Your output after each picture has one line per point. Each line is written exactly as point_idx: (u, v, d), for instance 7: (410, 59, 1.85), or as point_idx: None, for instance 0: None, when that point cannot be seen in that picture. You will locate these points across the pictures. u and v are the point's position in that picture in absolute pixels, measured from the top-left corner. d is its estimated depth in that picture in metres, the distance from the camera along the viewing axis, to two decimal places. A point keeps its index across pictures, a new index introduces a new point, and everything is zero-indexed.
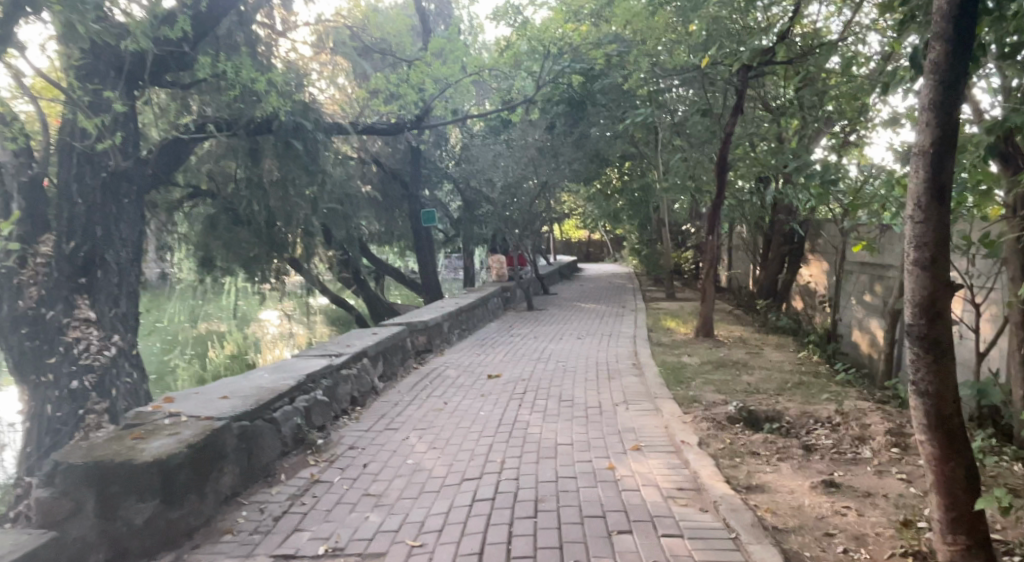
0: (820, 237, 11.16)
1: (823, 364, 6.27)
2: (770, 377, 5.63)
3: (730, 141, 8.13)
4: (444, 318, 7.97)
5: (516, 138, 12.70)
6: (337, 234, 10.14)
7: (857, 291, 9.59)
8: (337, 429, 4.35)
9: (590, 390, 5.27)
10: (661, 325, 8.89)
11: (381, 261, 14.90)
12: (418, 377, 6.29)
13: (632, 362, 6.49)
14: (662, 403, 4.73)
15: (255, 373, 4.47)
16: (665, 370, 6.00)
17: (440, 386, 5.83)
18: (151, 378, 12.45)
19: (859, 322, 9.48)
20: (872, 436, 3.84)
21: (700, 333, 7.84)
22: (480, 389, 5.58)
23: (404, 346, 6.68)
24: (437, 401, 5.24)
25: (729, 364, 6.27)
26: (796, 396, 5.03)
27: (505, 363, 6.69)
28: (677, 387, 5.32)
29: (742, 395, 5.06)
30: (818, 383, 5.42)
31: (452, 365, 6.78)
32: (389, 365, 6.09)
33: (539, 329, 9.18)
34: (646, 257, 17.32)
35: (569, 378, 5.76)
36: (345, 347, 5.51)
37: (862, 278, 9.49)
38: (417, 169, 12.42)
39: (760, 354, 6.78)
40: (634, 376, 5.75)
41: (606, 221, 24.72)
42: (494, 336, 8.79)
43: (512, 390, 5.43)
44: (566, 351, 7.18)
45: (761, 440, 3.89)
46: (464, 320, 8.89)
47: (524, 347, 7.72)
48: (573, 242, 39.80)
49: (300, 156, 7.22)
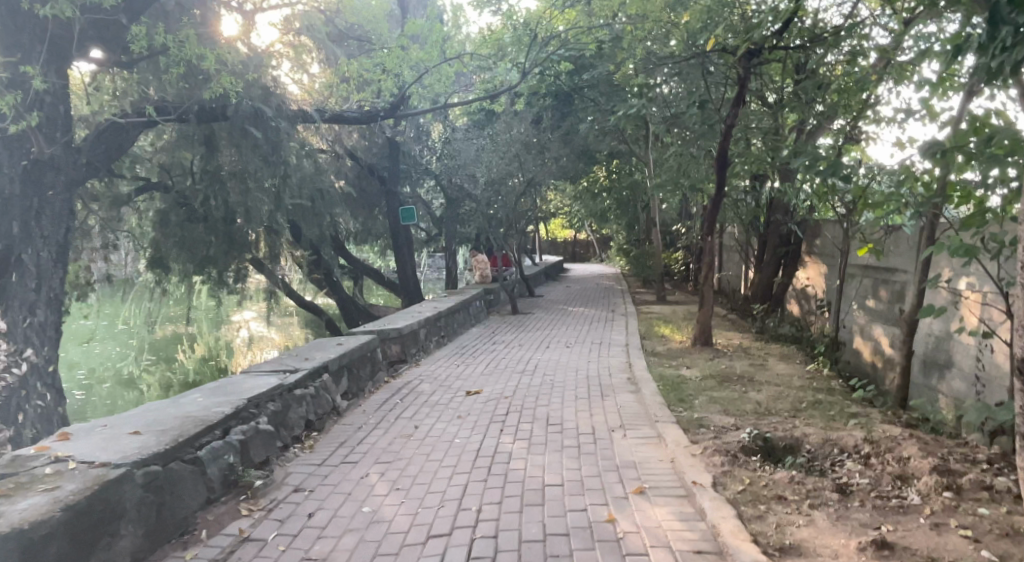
0: (819, 238, 10.65)
1: (835, 379, 5.69)
2: (781, 395, 5.04)
3: (731, 134, 7.55)
4: (420, 324, 7.29)
5: (500, 132, 12.07)
6: (308, 232, 9.48)
7: (860, 296, 9.09)
8: (283, 464, 3.67)
9: (581, 411, 4.64)
10: (654, 332, 8.29)
11: (358, 261, 14.22)
12: (388, 393, 5.62)
13: (627, 375, 5.87)
14: (665, 429, 4.11)
15: (188, 396, 3.78)
16: (664, 385, 5.38)
17: (412, 405, 5.17)
18: (106, 386, 11.61)
19: (862, 329, 8.96)
20: (916, 476, 3.25)
21: (697, 342, 7.25)
22: (457, 409, 4.92)
23: (373, 358, 6.02)
24: (407, 425, 4.57)
25: (733, 378, 5.68)
26: (815, 419, 4.43)
27: (486, 376, 6.05)
28: (679, 408, 4.70)
29: (753, 417, 4.46)
30: (836, 403, 4.84)
31: (427, 379, 6.12)
32: (355, 380, 5.42)
33: (523, 335, 8.54)
34: (634, 258, 16.75)
35: (557, 395, 5.13)
36: (302, 362, 4.83)
37: (865, 282, 8.98)
38: (396, 164, 11.77)
39: (764, 366, 6.20)
40: (629, 394, 5.14)
41: (592, 221, 24.18)
42: (475, 343, 8.14)
43: (493, 411, 4.79)
44: (553, 362, 6.55)
45: (786, 479, 3.28)
46: (443, 327, 8.24)
47: (507, 356, 7.08)
48: (559, 241, 39.23)
49: (259, 144, 6.60)
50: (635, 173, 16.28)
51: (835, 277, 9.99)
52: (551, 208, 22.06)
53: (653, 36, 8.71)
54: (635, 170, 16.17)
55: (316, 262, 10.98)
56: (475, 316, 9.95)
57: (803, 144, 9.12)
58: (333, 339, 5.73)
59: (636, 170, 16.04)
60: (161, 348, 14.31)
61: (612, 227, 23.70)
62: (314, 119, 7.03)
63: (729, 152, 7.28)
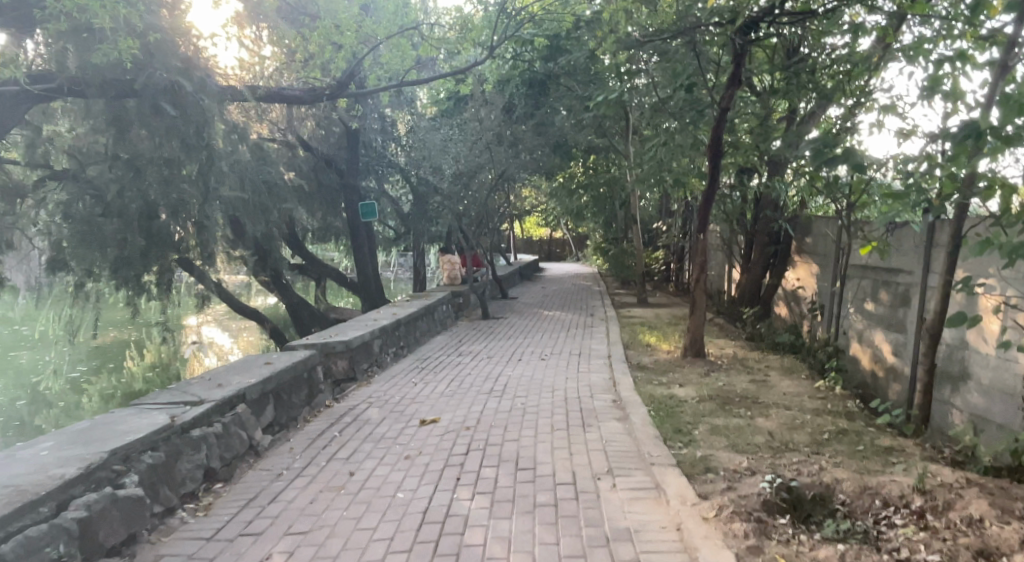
0: (810, 236, 9.98)
1: (852, 400, 4.91)
2: (797, 423, 4.22)
3: (725, 119, 6.76)
4: (373, 335, 6.36)
5: (469, 120, 11.26)
6: (251, 229, 8.55)
7: (855, 299, 8.43)
8: (154, 542, 2.76)
9: (558, 450, 3.76)
10: (638, 340, 7.48)
11: (316, 260, 13.25)
12: (326, 422, 4.68)
13: (612, 396, 5.01)
14: (664, 477, 3.26)
15: (33, 447, 2.83)
16: (656, 411, 4.53)
17: (353, 439, 4.23)
18: (25, 402, 10.40)
19: (859, 334, 8.27)
20: (1003, 553, 2.44)
21: (688, 353, 6.44)
22: (406, 445, 4.00)
23: (312, 379, 5.07)
24: (341, 469, 3.64)
25: (736, 399, 4.86)
26: (844, 456, 3.62)
27: (447, 398, 5.14)
28: (678, 443, 3.85)
29: (769, 456, 3.62)
30: (862, 432, 4.04)
31: (377, 402, 5.18)
32: (285, 408, 4.48)
33: (493, 345, 7.64)
34: (613, 258, 15.98)
35: (529, 426, 4.24)
36: (212, 391, 3.89)
37: (864, 284, 8.28)
38: (355, 155, 10.86)
39: (767, 383, 5.41)
40: (615, 423, 4.28)
41: (569, 219, 23.36)
42: (438, 355, 7.20)
43: (450, 449, 3.88)
44: (525, 379, 5.67)
45: (833, 557, 2.45)
46: (403, 337, 7.32)
47: (474, 371, 6.18)
48: (535, 240, 38.36)
49: (177, 123, 5.79)
50: (613, 168, 15.53)
51: (828, 278, 9.31)
52: (525, 207, 21.25)
53: (636, 15, 8.00)
54: (613, 164, 15.43)
55: (263, 262, 10.02)
56: (441, 322, 9.08)
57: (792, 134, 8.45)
58: (261, 359, 4.78)
59: (614, 165, 15.30)
60: (98, 360, 13.08)
61: (590, 225, 22.91)
62: (245, 96, 6.21)
63: (723, 138, 6.54)
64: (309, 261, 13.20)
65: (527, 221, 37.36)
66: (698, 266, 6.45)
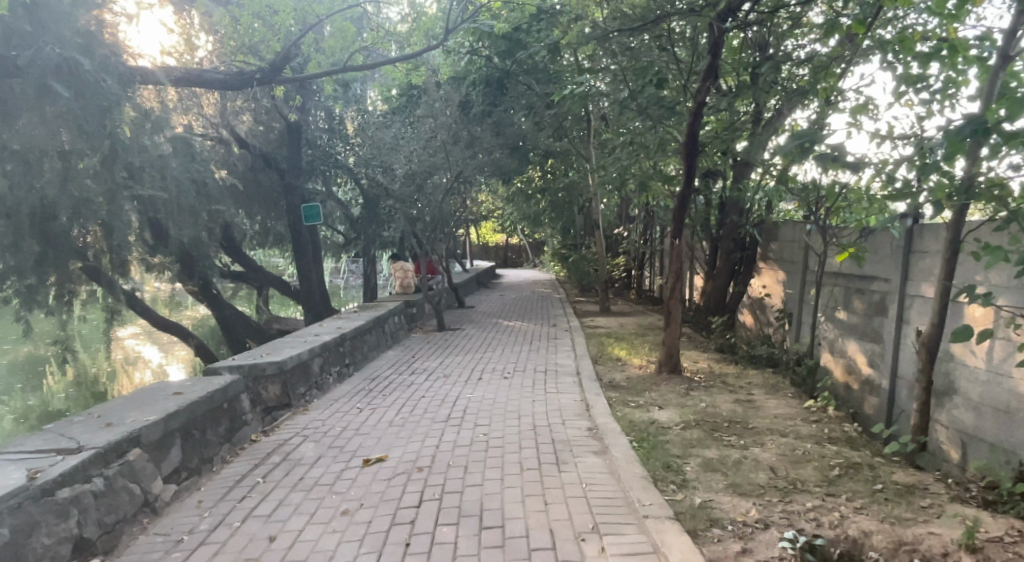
0: (777, 242, 9.67)
1: (849, 424, 4.43)
2: (798, 455, 3.70)
3: (700, 115, 6.29)
4: (313, 353, 5.60)
5: (422, 117, 10.60)
6: (175, 232, 7.68)
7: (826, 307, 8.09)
8: None
9: (530, 499, 3.12)
10: (607, 354, 6.92)
11: (257, 267, 12.33)
12: (250, 463, 3.91)
13: (586, 423, 4.40)
14: (662, 536, 2.66)
15: None
16: (640, 442, 3.94)
17: (280, 486, 3.48)
18: None
19: (830, 344, 7.94)
20: None
21: (664, 369, 5.91)
22: (345, 495, 3.29)
23: (235, 408, 4.29)
24: (260, 533, 2.90)
25: (725, 425, 4.32)
26: (860, 498, 3.11)
27: (397, 428, 4.43)
28: (670, 485, 3.26)
29: (779, 502, 3.07)
30: (873, 466, 3.54)
31: (313, 435, 4.42)
32: (197, 448, 3.71)
33: (450, 361, 6.95)
34: (573, 264, 15.52)
35: (493, 466, 3.58)
36: (97, 434, 3.11)
37: (836, 292, 7.94)
38: (297, 153, 10.01)
39: (753, 403, 4.90)
40: (594, 459, 3.67)
41: (526, 224, 22.86)
42: (389, 374, 6.46)
43: (398, 499, 3.19)
44: (487, 402, 5.00)
45: None
46: (348, 354, 6.56)
47: (429, 393, 5.48)
48: (491, 246, 37.77)
49: (74, 109, 4.91)
50: (572, 172, 15.07)
51: (796, 285, 8.98)
52: (482, 211, 20.68)
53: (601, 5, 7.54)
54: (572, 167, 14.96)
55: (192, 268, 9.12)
56: (393, 335, 8.35)
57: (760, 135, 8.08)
58: (172, 388, 3.98)
59: (573, 168, 14.83)
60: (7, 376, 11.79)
61: (547, 230, 22.44)
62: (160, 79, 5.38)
63: (699, 136, 6.05)
64: (249, 268, 12.26)
65: (483, 226, 36.77)
66: (674, 275, 5.93)
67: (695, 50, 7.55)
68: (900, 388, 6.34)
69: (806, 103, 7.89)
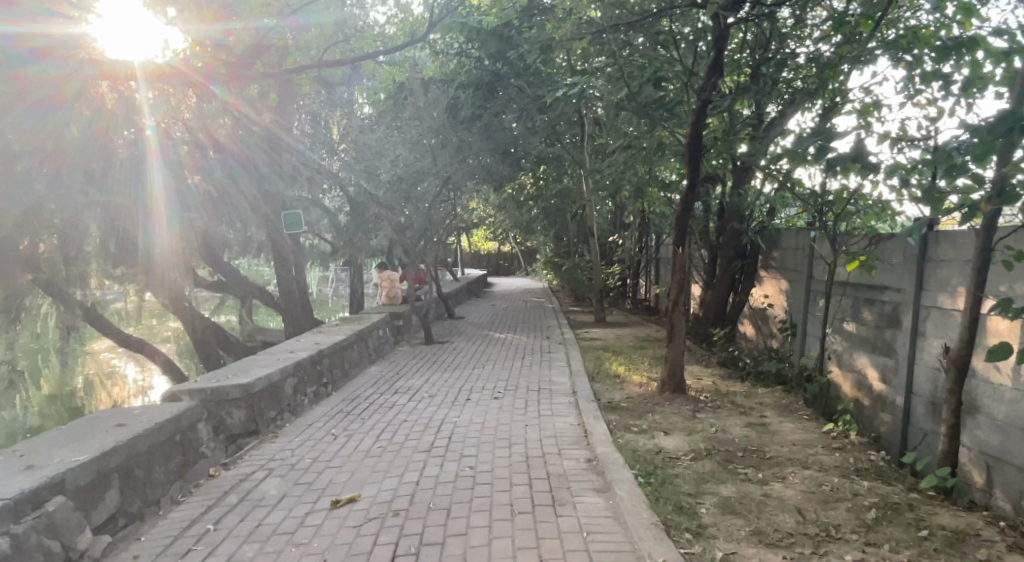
0: (780, 250, 9.29)
1: (875, 453, 3.99)
2: (826, 493, 3.26)
3: (704, 114, 5.88)
4: (283, 374, 5.11)
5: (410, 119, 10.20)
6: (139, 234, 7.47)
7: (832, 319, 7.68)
8: None
9: (522, 554, 2.66)
10: (604, 370, 6.47)
11: (238, 276, 11.87)
12: (202, 504, 3.43)
13: (586, 453, 3.94)
14: None
15: None
16: (646, 478, 3.49)
17: (233, 535, 3.01)
18: None
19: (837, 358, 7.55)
20: None
21: (666, 388, 5.47)
22: (307, 547, 2.83)
23: (189, 440, 3.81)
24: None
25: (740, 456, 3.88)
26: (907, 550, 2.67)
27: (374, 460, 3.96)
28: (684, 534, 2.82)
29: (813, 555, 2.63)
30: (912, 506, 3.11)
31: (279, 468, 3.94)
32: (138, 489, 3.23)
33: (436, 378, 6.48)
34: (566, 273, 15.12)
35: (479, 509, 3.12)
36: (9, 480, 2.62)
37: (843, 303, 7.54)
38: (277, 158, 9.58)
39: (766, 428, 4.46)
40: (595, 500, 3.22)
41: (518, 232, 22.49)
42: (369, 394, 5.97)
43: (368, 553, 2.73)
44: (475, 428, 4.53)
45: None
46: (326, 372, 6.09)
47: (412, 417, 5.01)
48: (483, 254, 37.40)
49: None
50: (565, 178, 14.71)
51: (801, 295, 8.58)
52: (474, 218, 20.32)
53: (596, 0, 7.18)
54: (565, 174, 14.60)
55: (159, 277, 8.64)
56: (377, 350, 7.87)
57: (761, 138, 7.71)
58: (114, 419, 3.49)
59: (567, 174, 14.48)
60: None
61: (540, 239, 22.08)
62: None
63: (702, 138, 5.65)
64: (229, 278, 11.80)
65: (475, 234, 36.41)
66: (677, 286, 5.49)
67: (695, 48, 7.20)
68: (915, 406, 5.91)
69: (809, 104, 7.53)
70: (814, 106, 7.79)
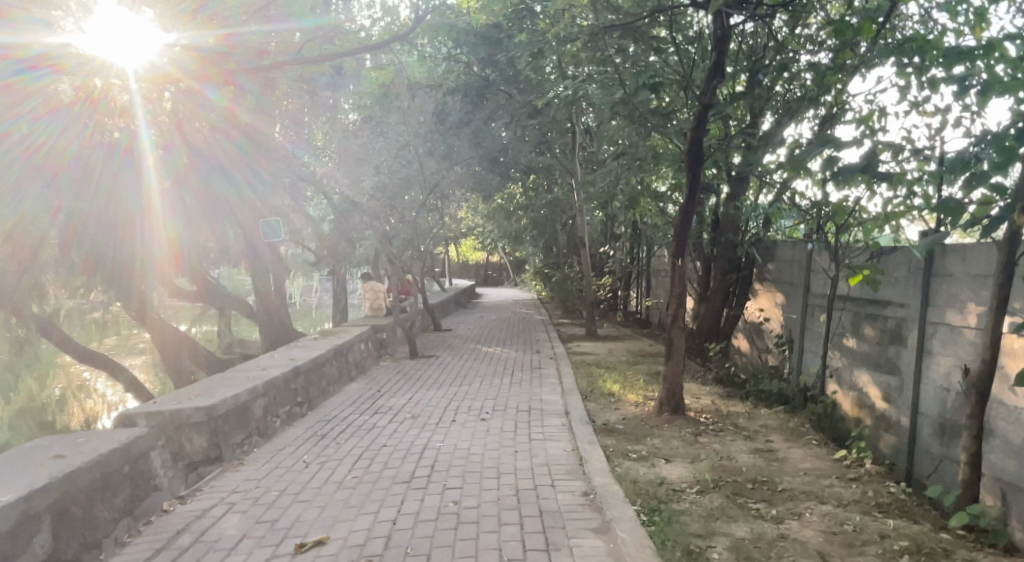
0: (776, 263, 9.04)
1: (895, 486, 3.67)
2: (850, 535, 2.93)
3: (705, 119, 5.56)
4: (253, 395, 4.73)
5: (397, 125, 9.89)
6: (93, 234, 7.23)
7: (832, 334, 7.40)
8: None
9: None
10: (597, 388, 6.14)
11: (217, 286, 11.47)
12: (151, 547, 3.04)
13: (581, 485, 3.60)
14: None
15: None
16: (649, 516, 3.15)
17: None
18: None
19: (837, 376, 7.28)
20: None
21: (665, 409, 5.13)
22: None
23: (141, 470, 3.42)
24: None
25: (750, 489, 3.54)
26: None
27: (348, 493, 3.59)
28: None
29: None
30: (947, 551, 2.79)
31: (243, 503, 3.55)
32: (75, 532, 2.83)
33: (420, 396, 6.11)
34: (555, 285, 14.84)
35: (463, 554, 2.77)
36: None
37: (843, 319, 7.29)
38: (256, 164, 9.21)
39: (774, 456, 4.14)
40: (593, 543, 2.87)
41: (507, 243, 22.21)
42: (348, 414, 5.59)
43: None
44: (459, 456, 4.17)
45: None
46: (301, 391, 5.70)
47: (392, 440, 4.64)
48: (471, 264, 37.09)
49: None
50: (555, 188, 14.47)
51: (798, 309, 8.31)
52: (462, 227, 20.03)
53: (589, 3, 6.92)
54: (555, 184, 14.35)
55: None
56: (358, 365, 7.48)
57: (758, 148, 7.48)
58: (52, 450, 3.09)
59: (557, 184, 14.24)
60: None
61: (529, 250, 21.81)
62: None
63: (702, 144, 5.37)
64: (207, 288, 11.37)
65: (463, 244, 36.10)
66: (677, 302, 5.17)
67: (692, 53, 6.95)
68: (922, 428, 5.64)
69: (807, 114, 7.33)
70: (810, 115, 7.60)
